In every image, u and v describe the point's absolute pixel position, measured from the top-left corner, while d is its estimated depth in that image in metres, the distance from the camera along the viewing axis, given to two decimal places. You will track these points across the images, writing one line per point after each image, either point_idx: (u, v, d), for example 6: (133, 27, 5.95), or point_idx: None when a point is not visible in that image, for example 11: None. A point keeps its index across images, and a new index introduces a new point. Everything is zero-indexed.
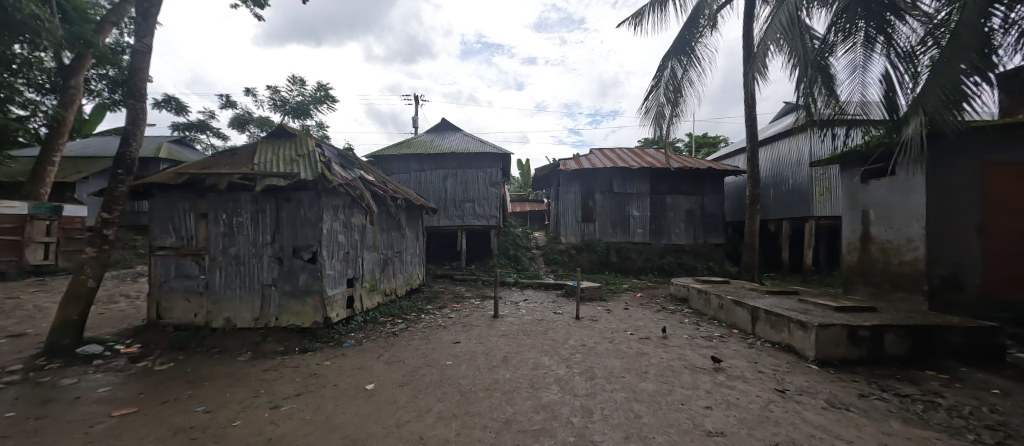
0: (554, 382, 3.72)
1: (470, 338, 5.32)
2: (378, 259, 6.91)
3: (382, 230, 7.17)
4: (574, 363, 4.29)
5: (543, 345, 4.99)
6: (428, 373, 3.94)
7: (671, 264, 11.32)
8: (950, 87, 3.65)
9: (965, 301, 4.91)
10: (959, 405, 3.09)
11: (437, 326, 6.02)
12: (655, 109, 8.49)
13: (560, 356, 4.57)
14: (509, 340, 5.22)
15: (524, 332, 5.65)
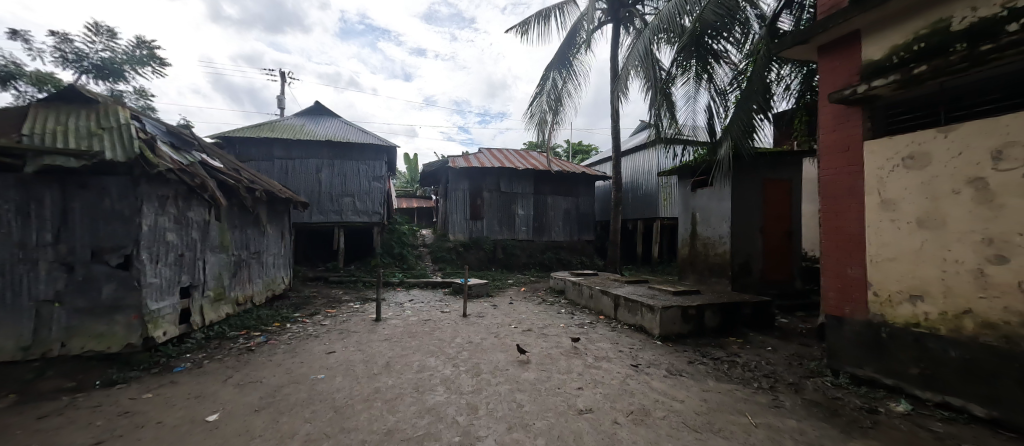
0: (440, 382, 3.66)
1: (348, 345, 4.86)
2: (227, 262, 5.79)
3: (232, 228, 6.02)
4: (461, 361, 4.30)
5: (430, 346, 4.87)
6: (294, 391, 3.46)
7: (549, 260, 12.27)
8: (747, 120, 4.80)
9: (754, 283, 6.51)
10: (749, 361, 4.08)
11: (307, 336, 5.34)
12: (539, 115, 9.14)
13: (447, 355, 4.52)
14: (394, 344, 4.95)
15: (411, 334, 5.43)
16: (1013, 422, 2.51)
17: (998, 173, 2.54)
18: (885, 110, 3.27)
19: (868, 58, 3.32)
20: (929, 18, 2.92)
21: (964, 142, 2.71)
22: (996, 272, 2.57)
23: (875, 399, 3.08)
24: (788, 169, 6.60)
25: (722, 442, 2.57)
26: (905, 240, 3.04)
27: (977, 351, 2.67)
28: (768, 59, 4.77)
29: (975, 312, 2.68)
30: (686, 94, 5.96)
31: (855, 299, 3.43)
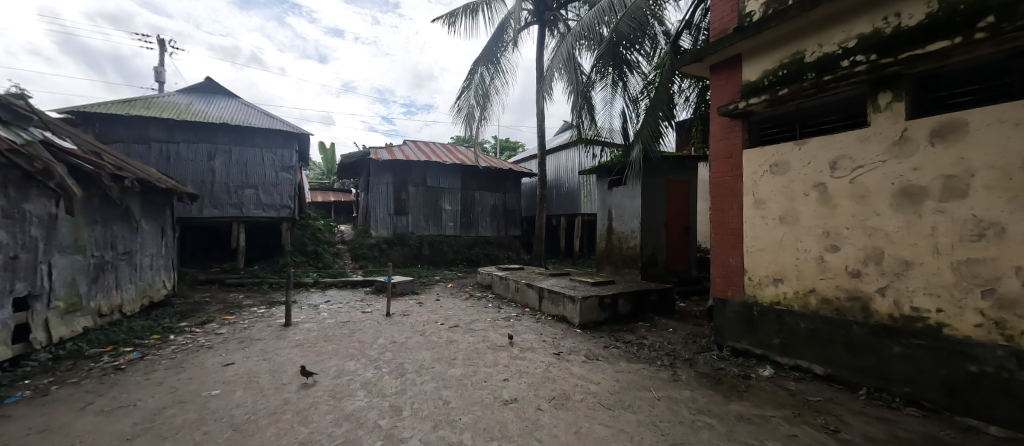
0: (360, 387, 3.51)
1: (251, 355, 4.41)
2: (82, 265, 4.85)
3: (89, 225, 5.05)
4: (383, 363, 4.15)
5: (349, 349, 4.63)
6: (181, 412, 3.05)
7: (476, 256, 12.32)
8: (654, 126, 5.32)
9: (659, 272, 7.26)
10: (654, 342, 4.57)
11: (196, 348, 4.71)
12: (467, 110, 9.13)
13: (368, 357, 4.33)
14: (306, 350, 4.61)
15: (326, 338, 5.09)
16: (841, 376, 3.19)
17: (835, 179, 3.19)
18: (759, 124, 3.88)
19: (746, 79, 3.89)
20: (789, 49, 3.53)
21: (812, 154, 3.34)
22: (831, 259, 3.23)
23: (748, 367, 3.67)
24: (687, 172, 7.46)
25: (631, 416, 2.87)
26: (771, 233, 3.65)
27: (818, 322, 3.33)
28: (672, 72, 5.34)
29: (817, 290, 3.34)
30: (604, 98, 6.41)
31: (735, 284, 4.02)
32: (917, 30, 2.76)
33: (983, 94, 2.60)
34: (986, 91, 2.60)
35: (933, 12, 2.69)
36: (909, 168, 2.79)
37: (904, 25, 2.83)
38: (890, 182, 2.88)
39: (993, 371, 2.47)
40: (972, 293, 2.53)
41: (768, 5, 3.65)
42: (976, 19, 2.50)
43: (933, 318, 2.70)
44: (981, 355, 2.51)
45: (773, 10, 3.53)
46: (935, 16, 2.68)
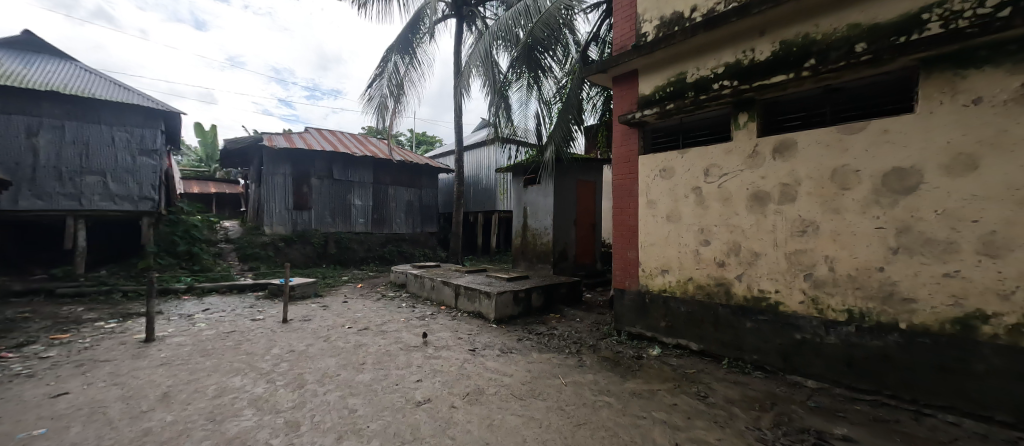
0: (247, 405, 3.15)
1: (96, 381, 3.64)
2: None
3: None
4: (278, 375, 3.77)
5: (235, 363, 4.10)
6: None
7: (389, 254, 11.78)
8: (565, 129, 5.67)
9: (569, 267, 7.77)
10: (563, 332, 4.91)
11: (11, 378, 3.73)
12: (378, 101, 8.67)
13: (259, 371, 3.89)
14: (177, 368, 3.96)
15: (203, 353, 4.43)
16: (710, 350, 3.80)
17: (708, 184, 3.77)
18: (651, 133, 4.38)
19: (642, 93, 4.37)
20: (675, 69, 4.07)
21: (692, 161, 3.90)
22: (704, 251, 3.81)
23: (640, 348, 4.15)
24: (594, 173, 8.09)
25: (541, 403, 3.06)
26: (660, 230, 4.17)
27: (694, 305, 3.91)
28: (581, 80, 5.74)
29: (694, 278, 3.91)
30: (519, 99, 6.62)
31: (631, 275, 4.50)
32: (766, 64, 3.41)
33: (807, 120, 3.30)
34: (809, 119, 3.30)
35: (776, 51, 3.35)
36: (759, 176, 3.43)
37: (757, 59, 3.46)
38: (746, 187, 3.51)
39: (811, 337, 3.19)
40: (799, 276, 3.23)
41: (659, 28, 4.16)
42: (803, 60, 3.20)
43: (774, 297, 3.37)
44: (803, 325, 3.21)
45: (663, 33, 4.05)
46: (777, 54, 3.34)
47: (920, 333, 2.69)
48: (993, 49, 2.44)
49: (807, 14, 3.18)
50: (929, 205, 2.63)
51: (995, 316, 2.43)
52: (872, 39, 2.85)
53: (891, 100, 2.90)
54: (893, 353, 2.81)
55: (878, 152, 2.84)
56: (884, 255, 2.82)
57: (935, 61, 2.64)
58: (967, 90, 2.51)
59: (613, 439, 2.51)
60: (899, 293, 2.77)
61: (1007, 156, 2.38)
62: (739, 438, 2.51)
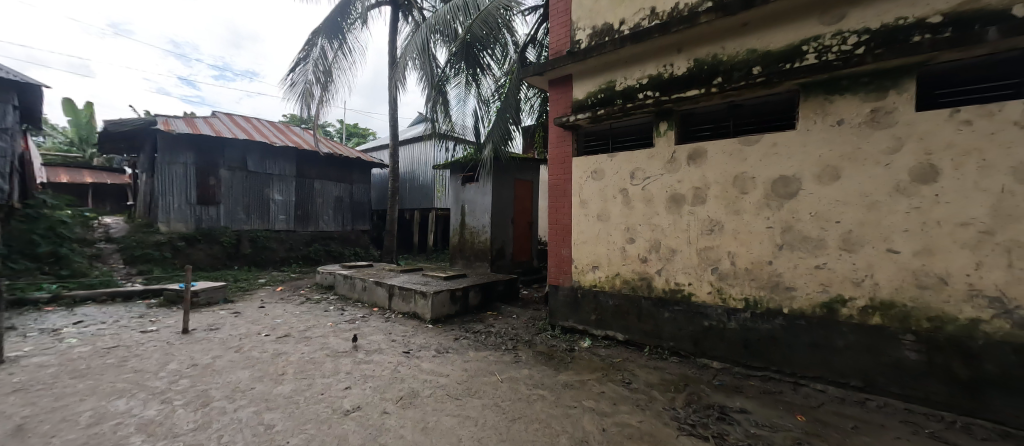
0: (136, 430, 2.72)
1: None
2: None
3: None
4: (176, 394, 3.30)
5: (118, 383, 3.52)
6: None
7: (315, 253, 10.95)
8: (503, 128, 5.79)
9: (506, 265, 7.90)
10: (500, 329, 4.98)
11: None
12: (303, 87, 8.05)
13: (151, 390, 3.37)
14: (37, 395, 3.28)
15: (73, 374, 3.72)
16: (634, 339, 4.12)
17: (633, 186, 4.10)
18: (584, 136, 4.65)
19: (576, 97, 4.61)
20: (606, 77, 4.37)
21: (620, 165, 4.21)
22: (630, 248, 4.14)
23: (573, 341, 4.38)
24: (530, 172, 8.33)
25: (477, 402, 3.08)
26: (591, 228, 4.44)
27: (621, 298, 4.22)
28: (519, 81, 5.89)
29: (621, 274, 4.23)
30: (457, 96, 6.61)
31: (565, 271, 4.72)
32: (683, 78, 3.81)
33: (715, 131, 3.76)
34: (716, 130, 3.76)
35: (691, 67, 3.77)
36: (677, 181, 3.82)
37: (676, 73, 3.86)
38: (666, 190, 3.88)
39: (716, 324, 3.61)
40: (707, 269, 3.65)
41: (592, 38, 4.45)
42: (713, 77, 3.64)
43: (688, 289, 3.77)
44: (711, 313, 3.64)
45: (595, 42, 4.33)
46: (692, 70, 3.76)
47: (798, 316, 3.21)
48: (851, 80, 3.00)
49: (716, 37, 3.63)
50: (806, 208, 3.16)
51: (851, 300, 2.99)
52: (765, 64, 3.35)
53: (779, 117, 3.42)
54: (778, 334, 3.30)
55: (769, 162, 3.33)
56: (773, 250, 3.32)
57: (811, 87, 3.17)
58: (833, 113, 3.06)
59: (546, 431, 2.61)
60: (784, 282, 3.27)
61: (859, 169, 2.94)
62: (657, 419, 2.77)
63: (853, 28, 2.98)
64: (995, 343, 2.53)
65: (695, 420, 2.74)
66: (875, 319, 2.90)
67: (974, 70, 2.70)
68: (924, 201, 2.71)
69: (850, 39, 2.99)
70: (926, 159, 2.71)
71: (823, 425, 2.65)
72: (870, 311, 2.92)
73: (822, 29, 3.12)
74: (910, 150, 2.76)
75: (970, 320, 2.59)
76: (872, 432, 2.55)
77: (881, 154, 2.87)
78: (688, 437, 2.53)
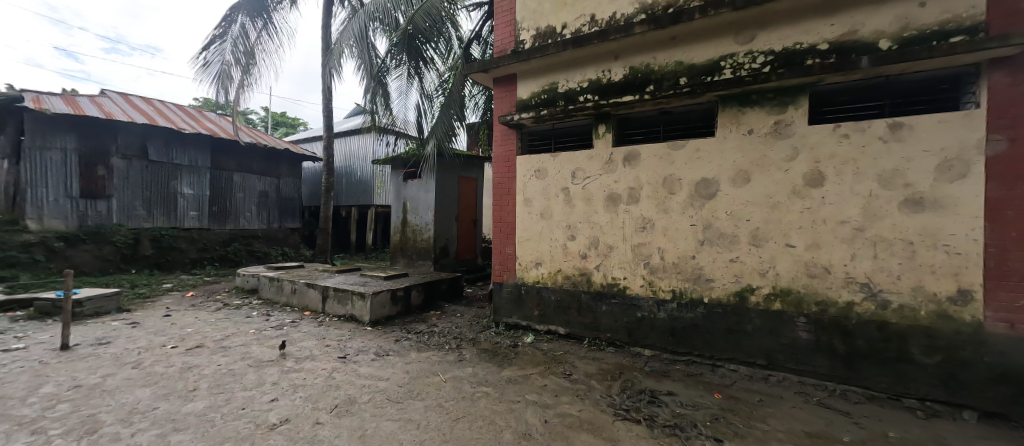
0: None
1: None
2: None
3: None
4: (51, 422, 2.77)
5: None
6: None
7: (235, 253, 9.92)
8: (447, 124, 5.69)
9: (450, 263, 7.78)
10: (443, 328, 4.90)
11: None
12: (218, 68, 7.18)
13: (15, 421, 2.80)
14: None
15: None
16: (574, 333, 4.30)
17: (574, 185, 4.27)
18: (528, 135, 4.74)
19: (520, 96, 4.69)
20: (548, 79, 4.49)
21: (561, 165, 4.36)
22: (571, 245, 4.30)
23: (516, 337, 4.45)
24: (474, 170, 8.29)
25: (419, 404, 3.00)
26: (534, 226, 4.55)
27: (562, 294, 4.37)
28: (464, 77, 5.82)
29: (562, 270, 4.38)
30: (399, 88, 6.37)
31: (509, 269, 4.77)
32: (619, 84, 4.05)
33: (647, 135, 4.05)
34: (648, 134, 4.05)
35: (626, 74, 4.01)
36: (614, 181, 4.04)
37: (613, 79, 4.09)
38: (604, 190, 4.10)
39: (648, 314, 3.90)
40: (640, 264, 3.92)
41: (536, 39, 4.54)
42: (645, 85, 3.91)
43: (623, 283, 4.02)
44: (643, 304, 3.91)
45: (539, 44, 4.43)
46: (627, 77, 4.01)
47: (716, 304, 3.57)
48: (758, 95, 3.39)
49: (648, 48, 3.90)
50: (723, 207, 3.52)
51: (758, 288, 3.40)
52: (690, 76, 3.68)
53: (702, 125, 3.78)
54: (700, 322, 3.65)
55: (692, 165, 3.66)
56: (695, 246, 3.65)
57: (727, 99, 3.53)
58: (745, 123, 3.44)
59: (490, 427, 2.63)
60: (705, 275, 3.62)
61: (765, 174, 3.35)
62: (595, 407, 2.92)
63: (761, 49, 3.39)
64: (865, 322, 3.03)
65: (628, 404, 2.94)
66: (776, 304, 3.33)
67: (851, 92, 3.21)
68: (814, 202, 3.17)
69: (758, 59, 3.39)
70: (816, 166, 3.16)
71: (735, 400, 2.98)
72: (773, 298, 3.35)
73: (737, 47, 3.50)
74: (804, 158, 3.20)
75: (847, 303, 3.08)
76: (774, 403, 2.93)
77: (781, 161, 3.29)
78: (623, 421, 2.70)
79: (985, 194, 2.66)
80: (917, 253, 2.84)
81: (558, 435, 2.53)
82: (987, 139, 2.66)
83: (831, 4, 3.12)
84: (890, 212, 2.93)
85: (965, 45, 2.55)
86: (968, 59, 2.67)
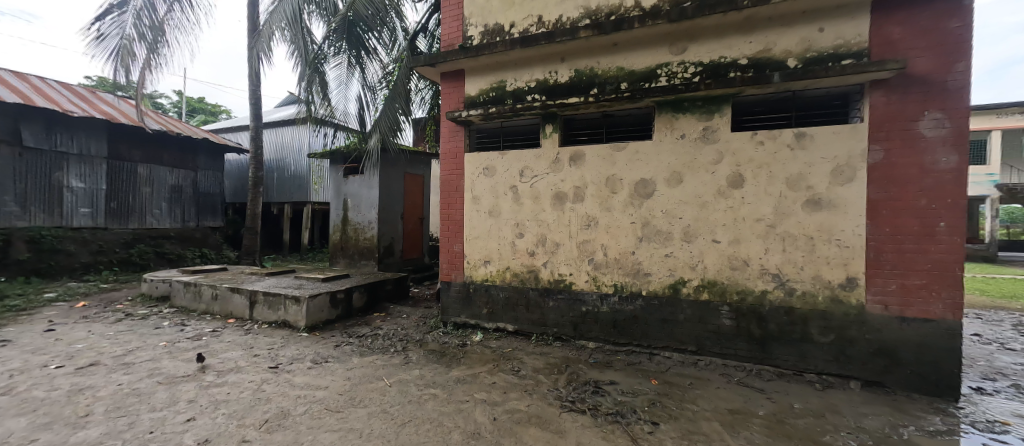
0: None
1: None
2: None
3: None
4: None
5: None
6: None
7: (139, 256, 8.56)
8: (392, 118, 5.46)
9: (395, 263, 7.50)
10: (388, 331, 4.71)
11: None
12: (117, 43, 6.22)
13: None
14: None
15: None
16: (522, 329, 4.36)
17: (522, 183, 4.32)
18: (475, 133, 4.70)
19: (468, 93, 4.64)
20: (496, 77, 4.49)
21: (509, 163, 4.39)
22: (519, 243, 4.35)
23: (465, 336, 4.40)
24: (421, 166, 8.07)
25: (362, 411, 2.84)
26: (483, 224, 4.53)
27: (510, 291, 4.41)
28: (409, 70, 5.62)
29: (510, 267, 4.42)
30: (338, 78, 6.01)
31: (457, 268, 4.71)
32: (565, 86, 4.17)
33: (591, 137, 4.21)
34: (592, 136, 4.21)
35: (572, 76, 4.14)
36: (560, 180, 4.16)
37: (559, 80, 4.20)
38: (551, 188, 4.19)
39: (592, 309, 4.06)
40: (585, 261, 4.08)
41: (484, 36, 4.52)
42: (589, 88, 4.07)
43: (569, 279, 4.15)
44: (587, 299, 4.07)
45: (486, 41, 4.42)
46: (573, 79, 4.14)
47: (653, 296, 3.82)
48: (690, 102, 3.67)
49: (592, 52, 4.06)
50: (659, 205, 3.77)
51: (689, 281, 3.69)
52: (630, 82, 3.90)
53: (641, 128, 4.01)
54: (639, 314, 3.88)
55: (632, 166, 3.87)
56: (635, 242, 3.87)
57: (663, 105, 3.78)
58: (678, 128, 3.71)
59: (438, 429, 2.56)
60: (643, 269, 3.86)
61: (695, 175, 3.64)
62: (543, 401, 2.97)
63: (692, 61, 3.67)
64: (776, 308, 3.42)
65: (574, 396, 3.04)
66: (704, 295, 3.64)
67: (765, 104, 3.59)
68: (735, 201, 3.50)
69: (689, 69, 3.68)
70: (737, 169, 3.50)
71: (670, 385, 3.21)
72: (701, 289, 3.65)
73: (671, 57, 3.76)
74: (728, 162, 3.53)
75: (762, 292, 3.45)
76: (702, 386, 3.20)
77: (709, 164, 3.60)
78: (570, 413, 2.78)
79: (867, 196, 3.12)
80: (816, 246, 3.27)
81: (508, 432, 2.54)
82: (868, 149, 3.12)
83: (750, 24, 3.47)
84: (795, 210, 3.33)
85: (853, 67, 2.98)
86: (856, 80, 3.11)
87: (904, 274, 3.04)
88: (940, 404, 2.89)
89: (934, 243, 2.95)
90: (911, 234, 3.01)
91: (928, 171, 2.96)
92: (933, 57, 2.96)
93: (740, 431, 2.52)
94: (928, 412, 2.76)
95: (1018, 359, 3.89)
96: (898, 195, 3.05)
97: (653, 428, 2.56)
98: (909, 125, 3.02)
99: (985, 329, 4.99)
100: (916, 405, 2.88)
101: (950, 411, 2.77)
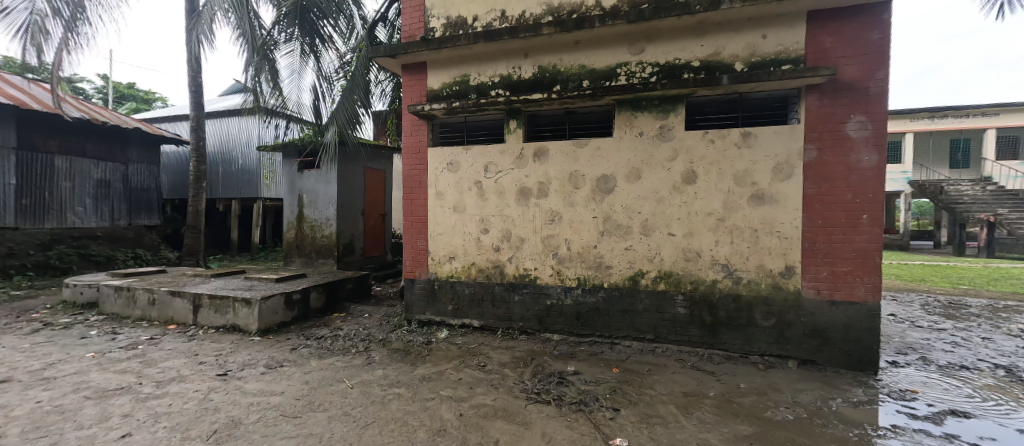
0: None
1: None
2: None
3: None
4: None
5: None
6: None
7: (59, 259, 7.68)
8: (350, 110, 5.22)
9: (356, 260, 7.24)
10: (349, 331, 4.55)
11: None
12: (26, 18, 5.47)
13: None
14: None
15: None
16: (488, 324, 4.37)
17: (487, 179, 4.31)
18: (439, 127, 4.61)
19: (430, 87, 4.54)
20: (459, 71, 4.43)
21: (473, 158, 4.36)
22: (484, 239, 4.35)
23: (430, 334, 4.34)
24: (382, 161, 7.84)
25: (321, 415, 2.74)
26: (447, 220, 4.48)
27: (476, 286, 4.40)
28: (368, 60, 5.41)
29: (475, 263, 4.41)
30: (291, 66, 5.68)
31: (421, 265, 4.62)
32: (529, 82, 4.19)
33: (554, 132, 4.27)
34: (555, 131, 4.26)
35: (536, 73, 4.17)
36: (524, 176, 4.19)
37: (523, 76, 4.22)
38: (515, 184, 4.22)
39: (557, 302, 4.15)
40: (549, 255, 4.15)
41: (446, 28, 4.44)
42: (553, 85, 4.12)
43: (534, 273, 4.22)
44: (552, 292, 4.16)
45: (449, 33, 4.34)
46: (536, 75, 4.17)
47: (614, 288, 3.97)
48: (647, 101, 3.81)
49: (555, 49, 4.10)
50: (619, 201, 3.91)
51: (647, 273, 3.86)
52: (591, 80, 4.00)
53: (601, 126, 4.13)
54: (600, 306, 4.01)
55: (593, 162, 3.98)
56: (597, 236, 4.00)
57: (622, 104, 3.90)
58: (636, 126, 3.84)
59: (403, 429, 2.52)
60: (604, 262, 3.99)
61: (652, 172, 3.80)
62: (508, 394, 3.00)
63: (649, 61, 3.82)
64: (724, 296, 3.65)
65: (539, 388, 3.09)
66: (661, 285, 3.82)
67: (715, 105, 3.80)
68: (689, 196, 3.70)
69: (647, 69, 3.82)
70: (690, 166, 3.69)
71: (630, 373, 3.35)
72: (658, 280, 3.83)
73: (630, 57, 3.88)
74: (682, 159, 3.71)
75: (712, 281, 3.68)
76: (659, 371, 3.37)
77: (664, 161, 3.77)
78: (535, 404, 2.84)
79: (803, 192, 3.41)
80: (760, 238, 3.53)
81: (473, 427, 2.55)
82: (804, 149, 3.40)
83: (702, 27, 3.64)
84: (742, 205, 3.57)
85: (791, 73, 3.21)
86: (794, 85, 3.37)
87: (833, 262, 3.35)
88: (862, 377, 3.22)
89: (858, 233, 3.27)
90: (840, 225, 3.32)
91: (853, 169, 3.27)
92: (859, 65, 3.27)
93: (693, 412, 2.68)
94: (853, 385, 3.07)
95: (925, 334, 4.43)
96: (828, 191, 3.35)
97: (614, 414, 2.67)
98: (837, 127, 3.32)
99: (899, 309, 5.63)
100: (843, 379, 3.20)
101: (870, 383, 3.11)
